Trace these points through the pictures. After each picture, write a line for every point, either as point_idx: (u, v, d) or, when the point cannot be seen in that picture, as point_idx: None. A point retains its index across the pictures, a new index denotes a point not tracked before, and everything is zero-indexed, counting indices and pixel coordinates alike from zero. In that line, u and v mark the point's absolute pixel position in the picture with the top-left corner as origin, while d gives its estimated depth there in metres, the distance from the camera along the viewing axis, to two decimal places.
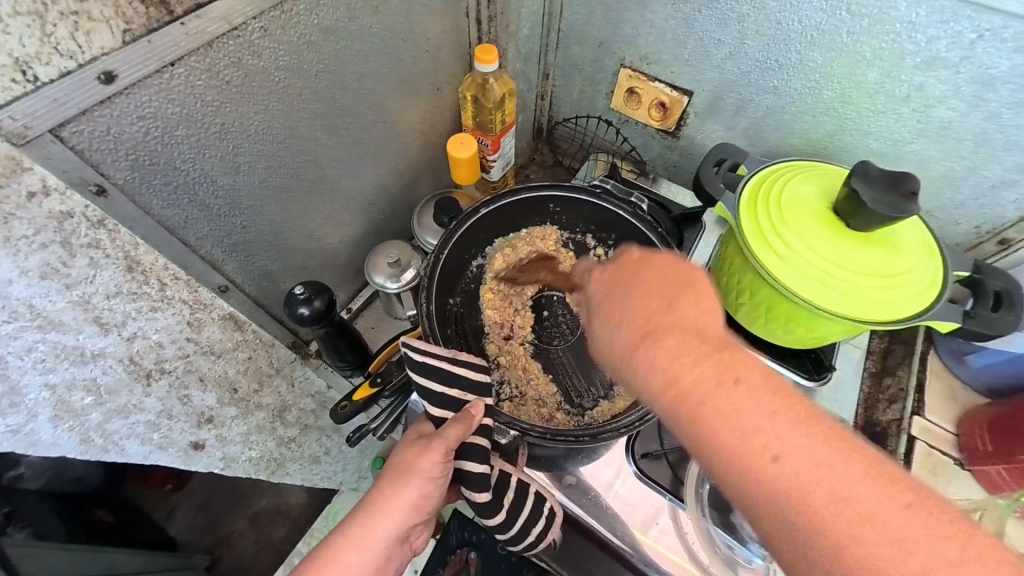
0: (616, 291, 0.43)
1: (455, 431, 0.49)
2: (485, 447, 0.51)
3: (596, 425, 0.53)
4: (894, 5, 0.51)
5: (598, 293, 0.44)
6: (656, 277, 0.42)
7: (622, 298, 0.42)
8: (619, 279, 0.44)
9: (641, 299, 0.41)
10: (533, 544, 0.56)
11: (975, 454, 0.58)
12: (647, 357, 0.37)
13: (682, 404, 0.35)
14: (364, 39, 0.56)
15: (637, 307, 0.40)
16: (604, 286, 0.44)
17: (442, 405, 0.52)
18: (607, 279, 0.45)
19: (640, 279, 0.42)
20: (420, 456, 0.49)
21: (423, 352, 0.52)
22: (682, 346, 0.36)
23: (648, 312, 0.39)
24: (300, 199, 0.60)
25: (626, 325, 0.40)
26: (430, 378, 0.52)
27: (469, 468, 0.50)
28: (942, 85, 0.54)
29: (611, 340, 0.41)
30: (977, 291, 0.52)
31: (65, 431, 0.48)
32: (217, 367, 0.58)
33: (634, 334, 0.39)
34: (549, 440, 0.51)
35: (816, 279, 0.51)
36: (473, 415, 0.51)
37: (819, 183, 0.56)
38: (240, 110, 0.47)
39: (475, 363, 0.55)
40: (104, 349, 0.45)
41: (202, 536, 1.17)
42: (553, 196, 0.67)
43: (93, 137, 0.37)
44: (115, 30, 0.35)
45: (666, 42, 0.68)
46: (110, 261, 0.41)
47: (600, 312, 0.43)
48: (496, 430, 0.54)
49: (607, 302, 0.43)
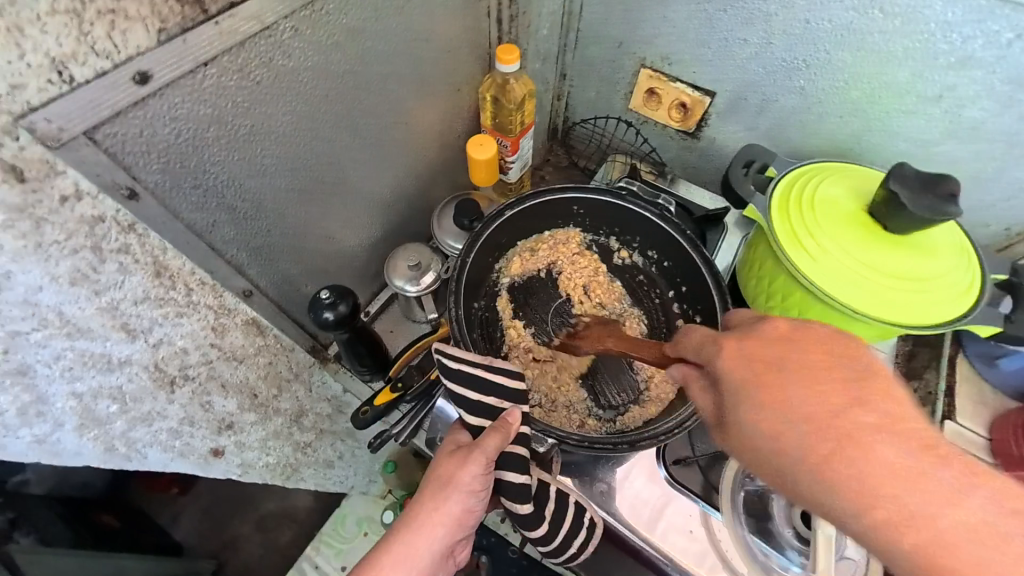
0: (758, 366, 0.34)
1: (493, 440, 0.48)
2: (525, 456, 0.50)
3: (633, 432, 0.52)
4: (928, 5, 0.50)
5: (729, 365, 0.35)
6: (809, 348, 0.34)
7: (770, 375, 0.33)
8: (758, 352, 0.34)
9: (801, 376, 0.32)
10: (573, 557, 0.54)
11: (1010, 459, 0.57)
12: (822, 461, 0.30)
13: (868, 513, 0.29)
14: (388, 39, 0.55)
15: (798, 392, 0.32)
16: (740, 360, 0.35)
17: (476, 413, 0.51)
18: (742, 349, 0.35)
19: (791, 349, 0.34)
20: (460, 469, 0.48)
21: (456, 359, 0.52)
22: (869, 445, 0.29)
23: (813, 399, 0.31)
24: (322, 201, 0.60)
25: (787, 415, 0.32)
26: (465, 385, 0.52)
27: (511, 479, 0.49)
28: (975, 85, 0.53)
29: (759, 429, 0.32)
30: (1018, 295, 0.52)
31: (89, 439, 0.48)
32: (239, 373, 0.57)
33: (795, 427, 0.31)
34: (586, 448, 0.50)
35: (852, 283, 0.50)
36: (510, 423, 0.50)
37: (851, 184, 0.55)
38: (267, 112, 0.46)
39: (511, 370, 0.54)
40: (130, 356, 0.44)
41: (210, 541, 1.16)
42: (576, 199, 0.65)
43: (126, 140, 0.36)
44: (150, 29, 0.34)
45: (689, 41, 0.67)
46: (139, 266, 0.40)
47: (739, 392, 0.34)
48: (534, 438, 0.54)
49: (746, 378, 0.34)
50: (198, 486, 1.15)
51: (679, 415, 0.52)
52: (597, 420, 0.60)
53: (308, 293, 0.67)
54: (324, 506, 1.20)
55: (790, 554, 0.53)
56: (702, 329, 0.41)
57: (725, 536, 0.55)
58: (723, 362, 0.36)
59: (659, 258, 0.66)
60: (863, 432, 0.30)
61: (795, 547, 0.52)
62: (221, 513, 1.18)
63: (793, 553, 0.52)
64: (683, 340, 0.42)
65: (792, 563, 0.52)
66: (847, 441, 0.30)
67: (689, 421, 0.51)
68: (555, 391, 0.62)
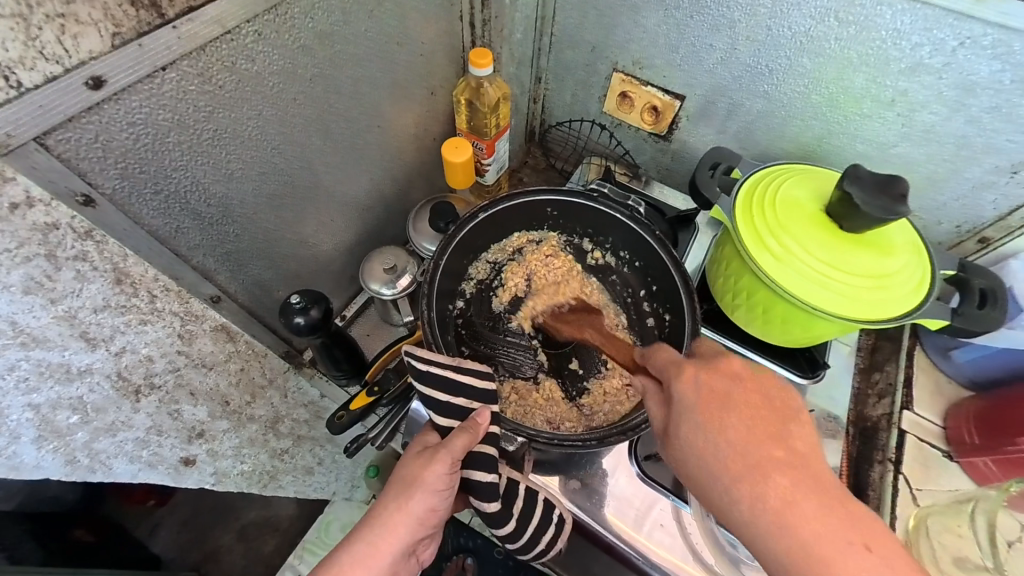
0: (708, 395, 0.39)
1: (461, 441, 0.49)
2: (494, 455, 0.51)
3: (603, 429, 0.52)
4: (879, 13, 0.53)
5: (686, 390, 0.40)
6: (753, 382, 0.39)
7: (716, 404, 0.38)
8: (708, 382, 0.40)
9: (734, 408, 0.38)
10: (543, 553, 0.56)
11: (964, 447, 0.60)
12: (748, 486, 0.35)
13: (781, 541, 0.33)
14: (359, 43, 0.55)
15: (732, 422, 0.37)
16: (696, 391, 0.40)
17: (448, 415, 0.52)
18: (696, 377, 0.41)
19: (736, 385, 0.39)
20: (426, 467, 0.48)
21: (427, 361, 0.52)
22: (784, 475, 0.35)
23: (748, 429, 0.37)
24: (293, 206, 0.59)
25: (718, 445, 0.37)
26: (436, 388, 0.52)
27: (478, 478, 0.50)
28: (925, 90, 0.56)
29: (698, 451, 0.38)
30: (964, 289, 0.55)
31: (50, 452, 0.48)
32: (209, 380, 0.56)
33: (724, 452, 0.37)
34: (556, 446, 0.51)
35: (811, 280, 0.52)
36: (479, 424, 0.50)
37: (813, 186, 0.57)
38: (232, 116, 0.45)
39: (481, 371, 0.54)
40: (92, 365, 0.43)
41: (188, 553, 1.12)
42: (550, 201, 0.66)
43: (80, 145, 0.35)
44: (104, 34, 0.33)
45: (659, 47, 0.68)
46: (98, 273, 0.39)
47: (686, 413, 0.39)
48: (504, 437, 0.54)
49: (696, 400, 0.39)
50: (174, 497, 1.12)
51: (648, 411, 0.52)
52: (566, 421, 0.60)
53: (283, 298, 0.66)
54: (306, 513, 1.19)
55: None
56: (673, 354, 0.45)
57: (695, 528, 0.56)
58: (682, 388, 0.41)
59: (631, 258, 0.68)
60: (785, 469, 0.35)
61: None
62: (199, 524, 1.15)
63: None
64: (653, 358, 0.47)
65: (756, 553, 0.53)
66: (770, 471, 0.35)
67: None
68: (526, 392, 0.62)
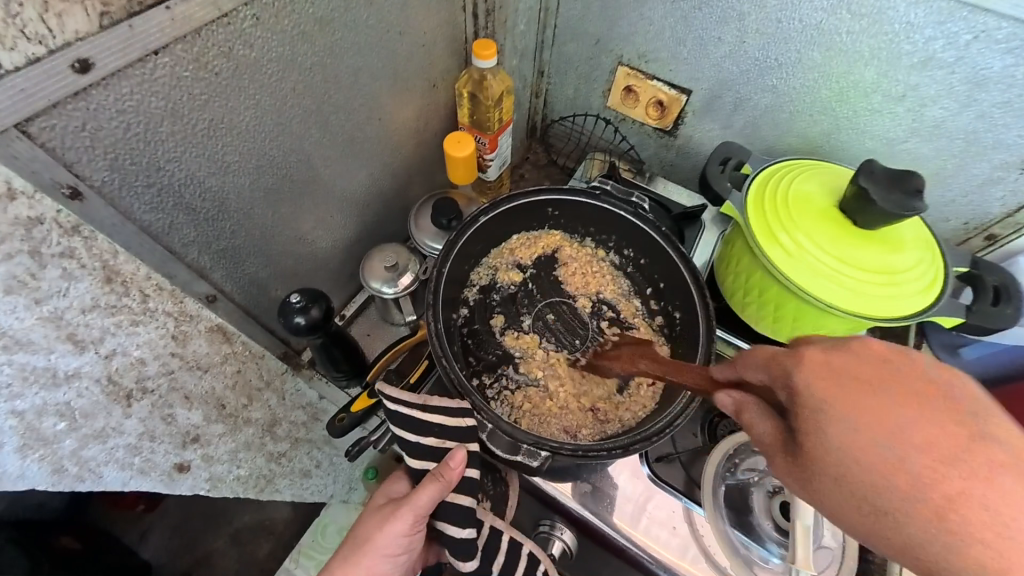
0: (847, 388, 0.28)
1: (427, 491, 0.48)
2: (467, 505, 0.49)
3: (626, 436, 0.51)
4: (892, 6, 0.52)
5: (821, 390, 0.29)
6: (912, 371, 0.28)
7: (881, 399, 0.27)
8: (855, 370, 0.28)
9: (896, 408, 0.26)
10: None
11: None
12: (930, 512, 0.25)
13: (945, 539, 0.24)
14: (359, 31, 0.53)
15: (909, 429, 0.26)
16: (821, 377, 0.29)
17: (420, 456, 0.50)
18: (831, 363, 0.29)
19: (892, 364, 0.28)
20: (392, 518, 0.51)
21: (396, 400, 0.51)
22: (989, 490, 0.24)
23: (930, 432, 0.26)
24: (291, 201, 0.57)
25: (886, 446, 0.26)
26: (407, 429, 0.51)
27: (453, 533, 0.49)
28: (937, 85, 0.55)
29: (846, 459, 0.27)
30: (976, 285, 0.54)
31: (35, 462, 0.45)
32: (204, 383, 0.54)
33: (891, 468, 0.26)
34: (581, 458, 0.49)
35: (826, 278, 0.51)
36: (448, 475, 0.49)
37: (823, 181, 0.56)
38: (228, 105, 0.43)
39: (454, 405, 0.51)
40: (79, 369, 0.41)
41: (180, 558, 1.10)
42: (551, 201, 0.65)
43: (65, 133, 0.33)
44: (91, 12, 0.31)
45: (665, 39, 0.67)
46: (86, 272, 0.37)
47: (831, 422, 0.28)
48: (524, 453, 0.49)
49: (836, 401, 0.28)
50: (165, 502, 1.09)
51: (670, 414, 0.51)
52: (581, 429, 0.59)
53: (279, 298, 0.64)
54: (302, 516, 1.16)
55: (770, 546, 0.53)
56: (765, 351, 0.34)
57: (707, 530, 0.55)
58: (814, 387, 0.29)
59: (636, 257, 0.67)
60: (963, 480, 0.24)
61: (775, 540, 0.53)
62: (192, 530, 1.12)
63: (773, 546, 0.53)
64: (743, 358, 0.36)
65: (771, 556, 0.52)
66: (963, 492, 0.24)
67: (679, 420, 0.50)
68: (538, 401, 0.61)
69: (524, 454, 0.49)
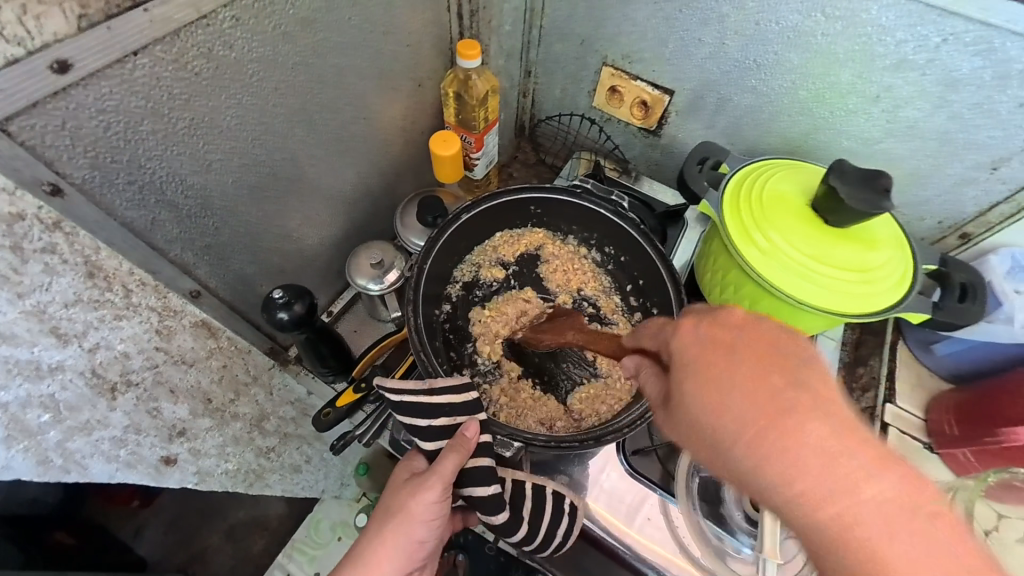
0: (706, 348, 0.35)
1: (451, 462, 0.49)
2: (490, 466, 0.50)
3: (598, 429, 0.52)
4: (866, 9, 0.53)
5: (685, 350, 0.36)
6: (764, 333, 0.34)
7: (727, 353, 0.34)
8: (713, 332, 0.35)
9: (740, 359, 0.33)
10: (561, 546, 0.54)
11: (944, 438, 0.61)
12: (754, 437, 0.31)
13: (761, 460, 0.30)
14: (343, 31, 0.54)
15: (736, 380, 0.32)
16: (689, 340, 0.36)
17: (433, 437, 0.51)
18: (697, 328, 0.36)
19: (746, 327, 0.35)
20: (414, 497, 0.50)
21: (398, 391, 0.50)
22: (801, 419, 0.30)
23: (765, 377, 0.32)
24: (276, 198, 0.58)
25: (728, 387, 0.32)
26: (415, 415, 0.50)
27: (481, 494, 0.49)
28: (909, 86, 0.56)
29: (699, 399, 0.33)
30: (944, 283, 0.55)
31: (20, 453, 0.46)
32: (189, 377, 0.55)
33: (726, 405, 0.32)
34: (553, 449, 0.51)
35: (795, 274, 0.53)
36: (467, 441, 0.50)
37: (798, 180, 0.57)
38: (209, 104, 0.44)
39: (457, 384, 0.51)
40: (63, 362, 0.42)
41: (174, 553, 1.11)
42: (533, 200, 0.66)
43: (46, 133, 0.34)
44: (69, 15, 0.32)
45: (648, 40, 0.68)
46: (68, 267, 0.38)
47: (687, 373, 0.35)
48: (497, 443, 0.54)
49: (695, 354, 0.35)
50: (159, 497, 1.10)
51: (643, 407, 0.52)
52: (556, 420, 0.60)
53: (266, 294, 0.65)
54: (295, 512, 1.17)
55: (741, 537, 0.55)
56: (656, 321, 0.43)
57: (682, 521, 0.57)
58: (685, 348, 0.36)
59: (617, 255, 0.68)
60: (778, 411, 0.30)
61: (745, 531, 0.55)
62: (186, 525, 1.13)
63: (743, 536, 0.55)
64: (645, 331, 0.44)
65: (743, 546, 0.54)
66: (780, 422, 0.30)
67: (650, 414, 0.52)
68: (515, 393, 0.62)
69: (499, 444, 0.54)
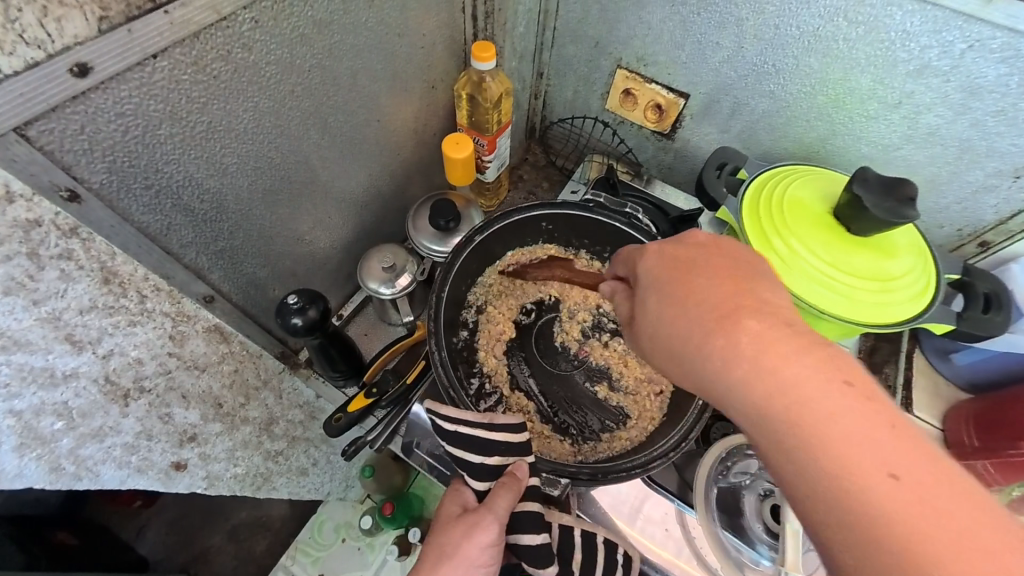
0: (662, 261, 0.41)
1: (505, 499, 0.48)
2: (537, 513, 0.49)
3: (646, 455, 0.53)
4: (890, 14, 0.52)
5: (653, 271, 0.41)
6: (706, 249, 0.40)
7: (683, 267, 0.39)
8: (679, 254, 0.40)
9: (675, 272, 0.39)
10: None
11: (963, 449, 0.60)
12: (718, 341, 0.35)
13: (693, 346, 0.36)
14: (358, 33, 0.53)
15: (701, 283, 0.37)
16: (654, 260, 0.41)
17: (481, 475, 0.50)
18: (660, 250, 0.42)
19: (701, 247, 0.40)
20: (466, 540, 0.46)
21: (452, 420, 0.51)
22: (738, 317, 0.35)
23: (689, 283, 0.38)
24: (288, 202, 0.57)
25: (685, 288, 0.38)
26: (466, 448, 0.50)
27: (527, 542, 0.48)
28: (932, 93, 0.55)
29: (691, 311, 0.37)
30: (967, 292, 0.55)
31: (32, 460, 0.45)
32: (201, 383, 0.54)
33: (697, 310, 0.36)
34: (602, 480, 0.52)
35: (820, 286, 0.52)
36: (519, 478, 0.49)
37: (817, 189, 0.56)
38: (227, 107, 0.43)
39: (512, 421, 0.52)
40: (77, 369, 0.41)
41: (176, 554, 1.11)
42: (546, 215, 0.65)
43: (64, 137, 0.33)
44: (89, 18, 0.31)
45: (664, 43, 0.67)
46: (84, 273, 0.37)
47: (653, 286, 0.40)
48: (546, 483, 0.53)
49: (657, 272, 0.40)
50: (162, 497, 1.10)
51: (684, 426, 0.53)
52: (588, 445, 0.60)
53: (277, 297, 0.64)
54: (299, 513, 1.16)
55: (761, 549, 0.54)
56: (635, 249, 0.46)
57: (700, 532, 0.57)
58: (652, 265, 0.41)
59: None
60: (709, 305, 0.36)
61: (766, 542, 0.54)
62: (189, 526, 1.13)
63: (763, 548, 0.54)
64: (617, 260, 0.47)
65: (762, 557, 0.53)
66: (715, 320, 0.35)
67: (691, 434, 0.52)
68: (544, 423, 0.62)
69: (545, 482, 0.53)
